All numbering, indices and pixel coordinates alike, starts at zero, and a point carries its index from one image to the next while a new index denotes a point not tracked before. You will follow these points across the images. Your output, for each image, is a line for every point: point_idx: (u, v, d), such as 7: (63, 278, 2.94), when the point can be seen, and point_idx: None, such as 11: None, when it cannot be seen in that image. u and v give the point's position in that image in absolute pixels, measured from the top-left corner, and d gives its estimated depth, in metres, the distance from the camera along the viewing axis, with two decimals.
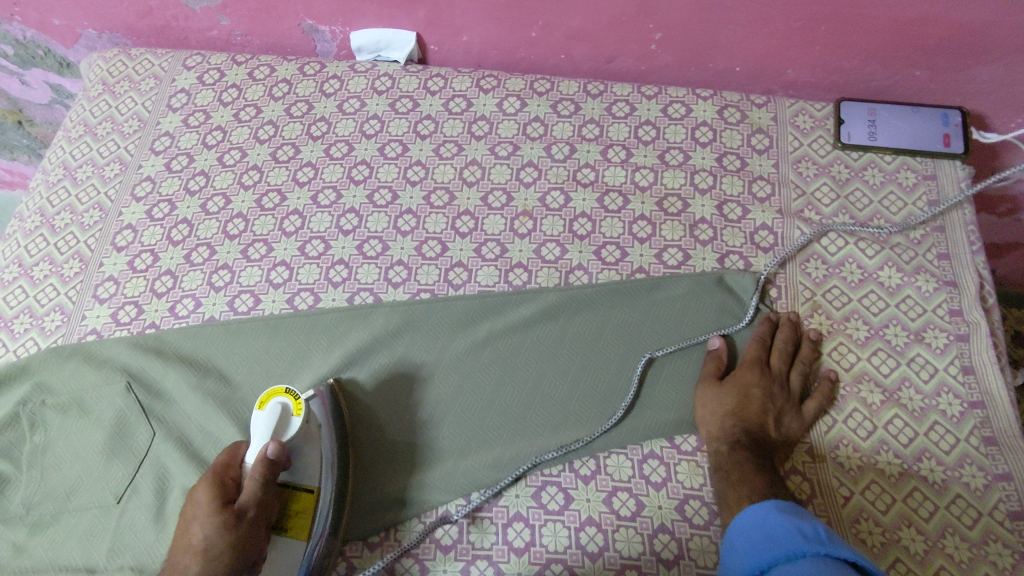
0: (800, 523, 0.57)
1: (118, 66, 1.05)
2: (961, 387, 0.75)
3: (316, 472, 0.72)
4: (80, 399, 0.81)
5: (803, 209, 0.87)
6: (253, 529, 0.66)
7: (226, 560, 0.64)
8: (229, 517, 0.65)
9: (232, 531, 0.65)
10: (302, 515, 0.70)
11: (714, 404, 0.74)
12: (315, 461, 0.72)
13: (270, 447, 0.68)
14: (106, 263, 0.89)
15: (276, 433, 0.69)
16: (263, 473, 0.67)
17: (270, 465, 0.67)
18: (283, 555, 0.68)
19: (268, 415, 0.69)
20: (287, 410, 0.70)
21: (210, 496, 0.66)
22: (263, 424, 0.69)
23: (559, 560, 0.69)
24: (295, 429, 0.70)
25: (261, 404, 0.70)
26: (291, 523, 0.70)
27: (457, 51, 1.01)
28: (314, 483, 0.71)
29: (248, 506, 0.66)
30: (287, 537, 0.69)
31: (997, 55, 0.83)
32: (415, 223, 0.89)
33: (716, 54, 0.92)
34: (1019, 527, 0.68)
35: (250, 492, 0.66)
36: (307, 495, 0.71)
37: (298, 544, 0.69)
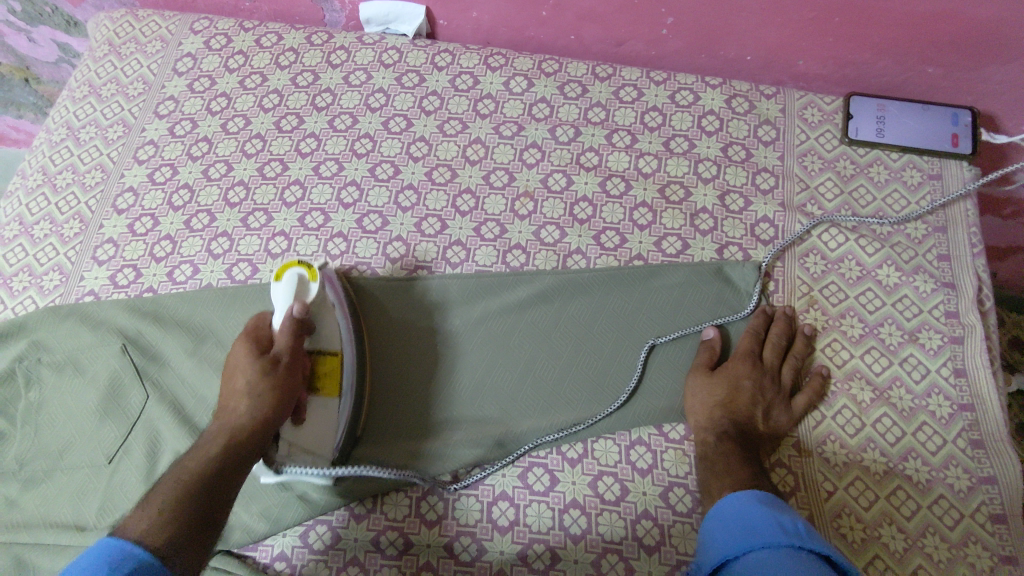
0: (779, 516, 0.57)
1: (125, 27, 1.04)
2: (952, 389, 0.75)
3: (336, 337, 0.75)
4: (76, 359, 0.81)
5: (806, 204, 0.86)
6: (291, 378, 0.70)
7: (270, 400, 0.67)
8: (268, 365, 0.69)
9: (274, 379, 0.68)
10: (331, 374, 0.73)
11: (704, 394, 0.75)
12: (334, 331, 0.75)
13: (296, 308, 0.71)
14: (106, 225, 0.90)
15: (299, 296, 0.72)
16: (293, 330, 0.70)
17: (298, 324, 0.71)
18: (321, 411, 0.72)
19: (287, 283, 0.72)
20: (304, 277, 0.72)
21: (247, 352, 0.70)
22: (283, 293, 0.72)
23: (542, 540, 0.70)
24: (315, 293, 0.73)
25: (278, 276, 0.73)
26: (321, 383, 0.73)
27: (467, 27, 1.00)
28: (336, 345, 0.74)
29: (284, 355, 0.70)
30: (320, 395, 0.72)
31: (1012, 55, 0.82)
32: (415, 199, 0.89)
33: (728, 42, 0.91)
34: (999, 530, 0.68)
35: (284, 345, 0.70)
36: (332, 356, 0.74)
37: (332, 399, 0.72)
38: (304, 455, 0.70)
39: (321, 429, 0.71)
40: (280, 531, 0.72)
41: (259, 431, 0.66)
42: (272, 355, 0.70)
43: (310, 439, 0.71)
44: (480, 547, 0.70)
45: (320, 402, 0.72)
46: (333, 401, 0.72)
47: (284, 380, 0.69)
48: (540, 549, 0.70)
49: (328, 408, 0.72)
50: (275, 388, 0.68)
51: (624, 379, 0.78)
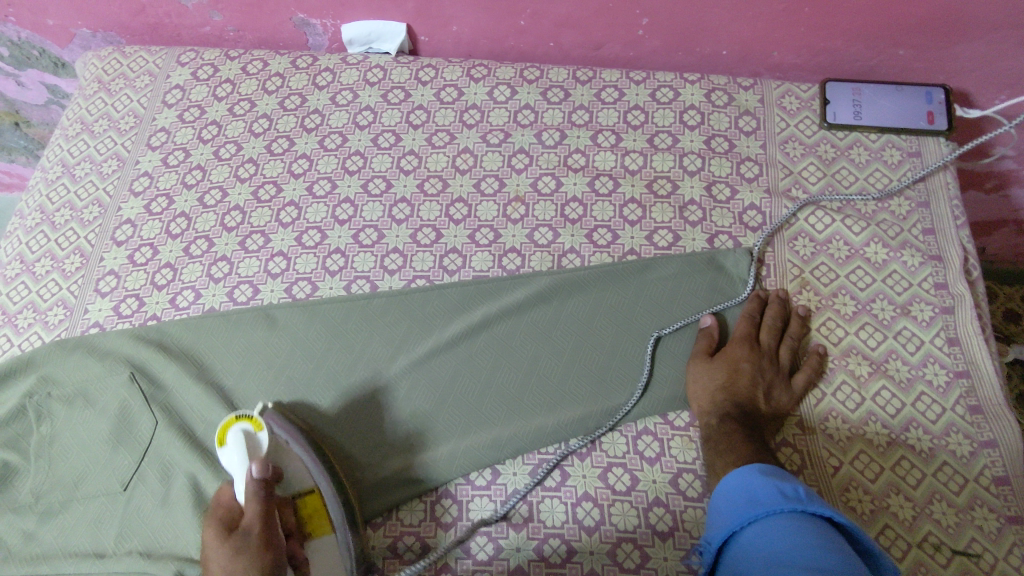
0: (780, 484, 0.58)
1: (113, 65, 1.06)
2: (947, 358, 0.77)
3: (304, 472, 0.72)
4: (85, 390, 0.82)
5: (790, 188, 0.88)
6: (272, 537, 0.64)
7: (260, 565, 0.61)
8: (242, 543, 0.63)
9: (252, 550, 0.62)
10: (315, 514, 0.71)
11: (705, 380, 0.76)
12: (300, 469, 0.72)
13: (254, 469, 0.68)
14: (107, 258, 0.91)
15: (253, 455, 0.70)
16: (257, 491, 0.66)
17: (262, 481, 0.67)
18: (319, 556, 0.70)
19: (234, 447, 0.70)
20: (249, 431, 0.71)
21: (216, 534, 0.64)
22: (235, 457, 0.69)
23: (556, 535, 0.71)
24: (266, 444, 0.71)
25: (220, 441, 0.70)
26: (309, 527, 0.71)
27: (448, 41, 1.02)
28: (307, 483, 0.72)
29: (256, 523, 0.64)
30: (314, 540, 0.70)
31: (978, 33, 0.85)
32: (409, 211, 0.91)
33: (703, 38, 0.94)
34: (1004, 491, 0.69)
35: (255, 513, 0.65)
36: (310, 497, 0.71)
37: (329, 538, 0.70)
38: None
39: (329, 571, 0.69)
40: None
41: None
42: (243, 528, 0.64)
43: None
44: (496, 546, 0.71)
45: (317, 545, 0.70)
46: (328, 538, 0.70)
47: (269, 542, 0.64)
48: (556, 544, 0.71)
49: (326, 547, 0.70)
50: (261, 555, 0.62)
51: (629, 372, 0.79)
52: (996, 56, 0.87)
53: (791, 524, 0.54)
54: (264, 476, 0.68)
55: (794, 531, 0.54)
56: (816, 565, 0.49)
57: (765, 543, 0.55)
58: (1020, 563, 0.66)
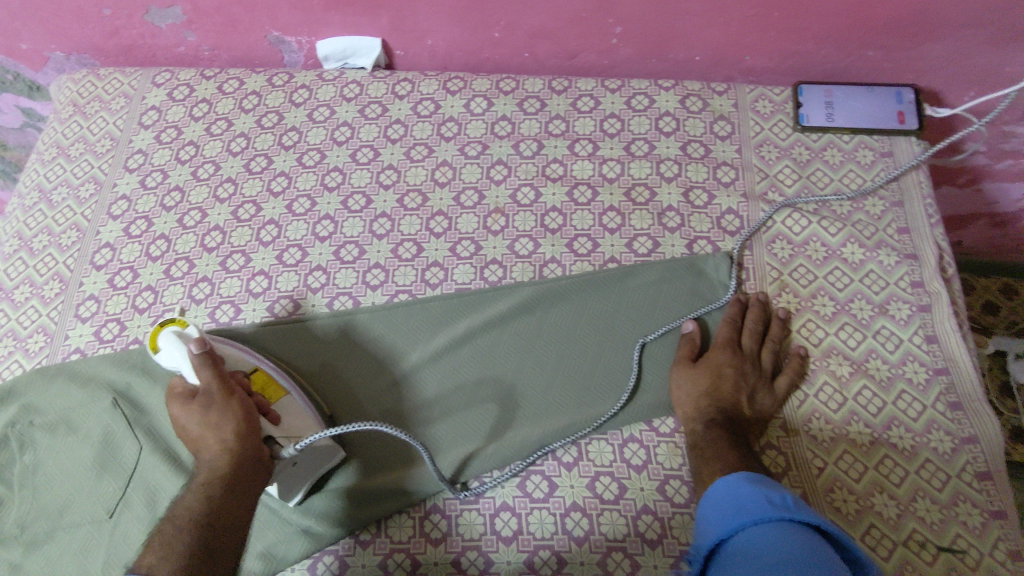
0: (767, 493, 0.59)
1: (87, 87, 1.06)
2: (925, 355, 0.78)
3: (241, 357, 0.78)
4: (68, 418, 0.82)
5: (767, 191, 0.89)
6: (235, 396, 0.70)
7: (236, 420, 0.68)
8: (209, 402, 0.69)
9: (222, 406, 0.68)
10: (266, 383, 0.76)
11: (689, 386, 0.76)
12: (236, 353, 0.78)
13: (195, 347, 0.70)
14: (86, 282, 0.90)
15: (188, 341, 0.72)
16: (204, 363, 0.70)
17: (206, 356, 0.70)
18: (286, 409, 0.75)
19: (167, 343, 0.71)
20: (178, 330, 0.72)
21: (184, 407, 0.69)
22: (171, 348, 0.71)
23: (546, 546, 0.71)
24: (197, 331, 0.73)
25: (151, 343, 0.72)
26: (263, 393, 0.76)
27: (423, 54, 1.03)
28: (246, 363, 0.78)
29: (215, 387, 0.69)
30: (273, 402, 0.76)
31: (944, 32, 0.86)
32: (390, 226, 0.91)
33: (676, 45, 0.95)
34: (985, 486, 0.70)
35: (209, 380, 0.69)
36: (255, 372, 0.77)
37: (286, 395, 0.76)
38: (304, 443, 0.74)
39: (300, 419, 0.76)
40: (287, 566, 0.72)
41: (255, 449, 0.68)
42: (205, 394, 0.69)
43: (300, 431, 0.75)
44: (486, 560, 0.71)
45: (279, 406, 0.76)
46: (286, 397, 0.76)
47: (232, 398, 0.69)
48: (546, 556, 0.71)
49: (288, 402, 0.76)
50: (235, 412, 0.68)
51: (614, 379, 0.79)
52: (963, 55, 0.89)
53: (780, 530, 0.55)
54: (206, 350, 0.71)
55: (784, 537, 0.54)
56: (806, 572, 0.50)
57: (753, 548, 0.55)
58: (1004, 557, 0.67)
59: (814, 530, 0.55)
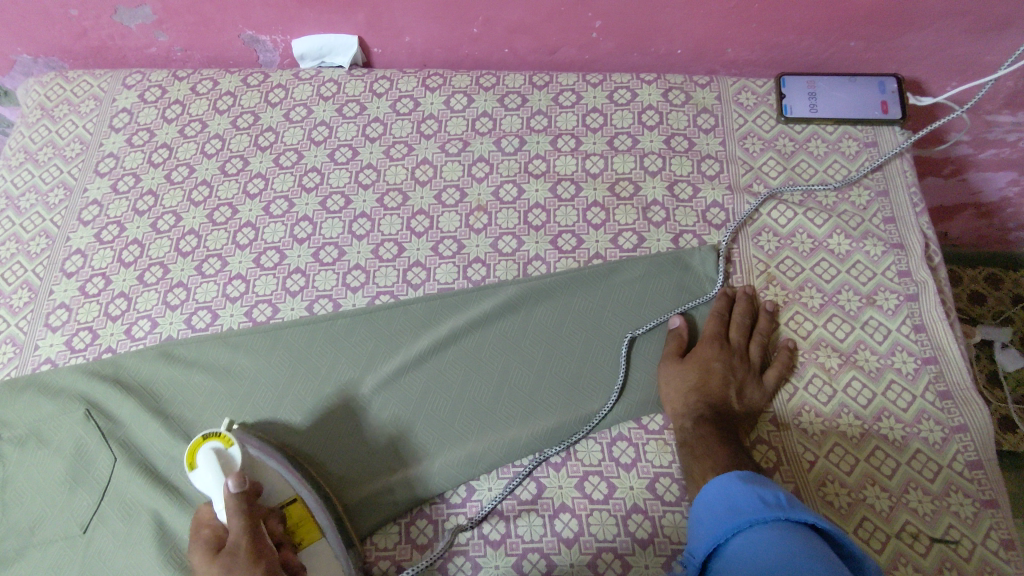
0: (761, 491, 0.58)
1: (56, 90, 1.03)
2: (914, 345, 0.77)
3: (284, 486, 0.70)
4: (39, 431, 0.79)
5: (751, 183, 0.88)
6: (264, 553, 0.62)
7: None
8: (233, 560, 0.60)
9: (245, 568, 0.59)
10: (302, 521, 0.69)
11: (677, 381, 0.75)
12: (279, 479, 0.71)
13: (231, 484, 0.64)
14: (57, 290, 0.88)
15: (225, 472, 0.67)
16: (237, 507, 0.63)
17: (240, 497, 0.64)
18: (316, 560, 0.68)
19: (205, 466, 0.67)
20: (220, 449, 0.68)
21: (201, 557, 0.61)
22: (207, 478, 0.66)
23: (535, 550, 0.70)
24: (239, 456, 0.68)
25: (190, 463, 0.67)
26: (298, 536, 0.69)
27: (401, 52, 1.01)
28: (287, 493, 0.70)
29: (243, 542, 0.61)
30: (306, 548, 0.68)
31: (924, 22, 0.85)
32: (370, 226, 0.89)
33: (657, 38, 0.93)
34: (977, 476, 0.70)
35: (240, 528, 0.62)
36: (293, 504, 0.70)
37: (320, 543, 0.68)
38: None
39: (327, 575, 0.67)
40: None
41: None
42: (230, 548, 0.61)
43: None
44: (474, 565, 0.69)
45: (309, 554, 0.68)
46: (319, 544, 0.68)
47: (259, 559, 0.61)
48: (535, 559, 0.69)
49: (320, 551, 0.68)
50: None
51: (603, 377, 0.78)
52: (943, 44, 0.88)
53: (775, 533, 0.53)
54: (242, 490, 0.65)
55: (778, 539, 0.52)
56: None
57: (750, 553, 0.54)
58: (998, 547, 0.66)
59: (810, 528, 0.53)
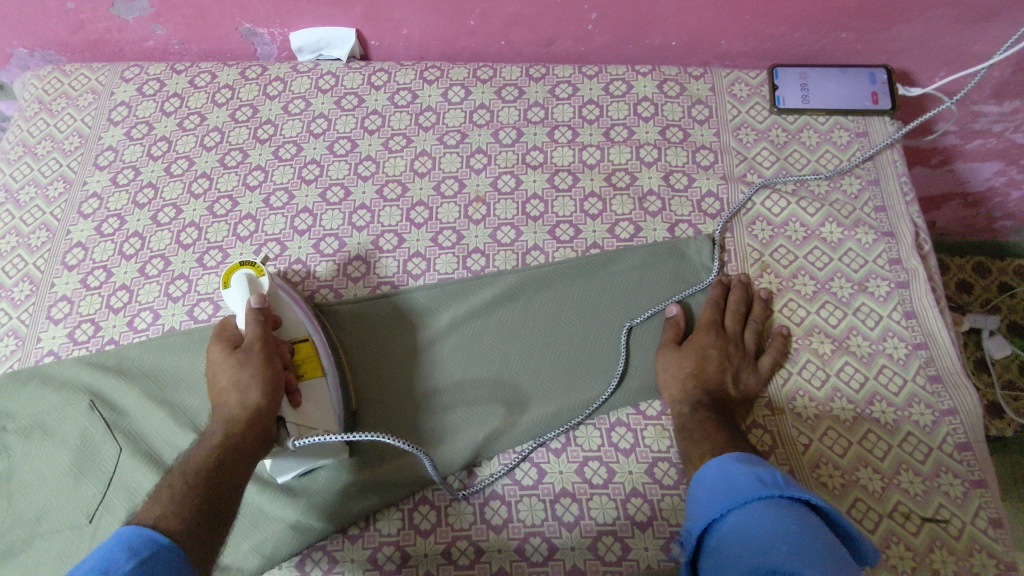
0: (757, 471, 0.59)
1: (53, 83, 1.03)
2: (905, 331, 0.79)
3: (301, 325, 0.78)
4: (43, 422, 0.80)
5: (745, 173, 0.90)
6: (270, 359, 0.71)
7: (257, 385, 0.69)
8: (245, 355, 0.70)
9: (257, 365, 0.69)
10: (308, 359, 0.76)
11: (674, 368, 0.77)
12: (298, 319, 0.78)
13: (254, 300, 0.74)
14: (58, 283, 0.88)
15: (253, 291, 0.76)
16: (255, 317, 0.73)
17: (258, 312, 0.74)
18: (313, 392, 0.75)
19: (238, 287, 0.76)
20: (253, 275, 0.77)
21: (220, 352, 0.72)
22: (236, 293, 0.76)
23: (537, 533, 0.71)
24: (268, 284, 0.77)
25: (226, 282, 0.77)
26: (302, 367, 0.76)
27: (399, 44, 1.01)
28: (303, 330, 0.78)
29: (256, 343, 0.71)
30: (308, 379, 0.75)
31: (915, 13, 0.87)
32: (369, 217, 0.90)
33: (652, 30, 0.94)
34: (966, 457, 0.72)
35: (254, 334, 0.72)
36: (303, 342, 0.77)
37: (319, 379, 0.75)
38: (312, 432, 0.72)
39: (320, 407, 0.74)
40: (275, 564, 0.71)
41: (261, 418, 0.67)
42: (244, 348, 0.71)
43: (313, 419, 0.73)
44: (477, 549, 0.71)
45: (309, 385, 0.75)
46: (319, 379, 0.75)
47: (268, 363, 0.70)
48: (537, 543, 0.71)
49: (319, 388, 0.75)
50: (261, 377, 0.69)
51: (601, 364, 0.79)
52: (933, 35, 0.90)
53: (771, 508, 0.55)
54: (261, 307, 0.74)
55: (773, 515, 0.54)
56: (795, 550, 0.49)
57: (744, 527, 0.55)
58: (985, 525, 0.68)
59: (804, 505, 0.55)
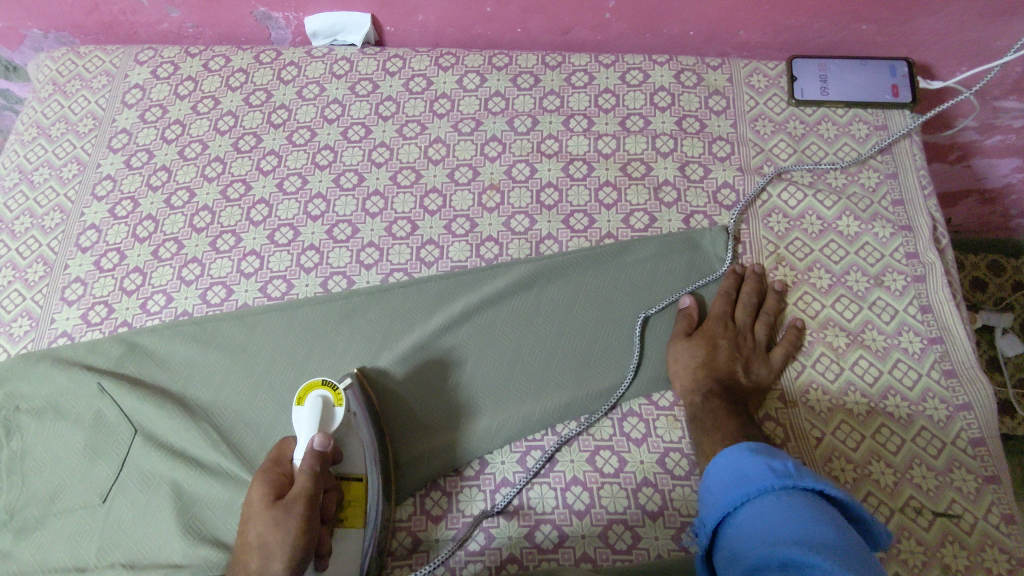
0: (770, 460, 0.59)
1: (67, 65, 1.03)
2: (921, 325, 0.78)
3: (361, 460, 0.70)
4: (56, 402, 0.80)
5: (762, 165, 0.89)
6: (311, 524, 0.61)
7: (282, 557, 0.59)
8: (286, 514, 0.60)
9: (291, 531, 0.60)
10: (356, 504, 0.69)
11: (686, 358, 0.77)
12: (359, 453, 0.70)
13: (318, 441, 0.65)
14: (72, 265, 0.88)
15: (322, 425, 0.67)
16: (313, 465, 0.63)
17: (319, 457, 0.65)
18: (344, 548, 0.67)
19: (310, 410, 0.67)
20: (328, 402, 0.69)
21: (262, 497, 0.61)
22: (306, 420, 0.67)
23: (547, 521, 0.71)
24: (339, 419, 0.69)
25: (300, 399, 0.69)
26: (344, 514, 0.68)
27: (414, 30, 1.01)
28: (360, 470, 0.70)
29: (302, 501, 0.61)
30: (343, 528, 0.68)
31: (937, 6, 0.86)
32: (383, 204, 0.89)
33: (670, 19, 0.94)
34: (980, 452, 0.71)
35: (304, 489, 0.62)
36: (357, 485, 0.69)
37: (356, 533, 0.68)
38: None
39: (345, 566, 0.66)
40: None
41: None
42: (288, 501, 0.61)
43: None
44: (488, 535, 0.71)
45: (342, 538, 0.67)
46: (356, 532, 0.68)
47: (306, 531, 0.61)
48: (547, 530, 0.71)
49: (351, 541, 0.67)
50: (289, 549, 0.59)
51: (614, 355, 0.79)
52: (954, 29, 0.89)
53: (787, 501, 0.54)
54: (324, 451, 0.65)
55: (788, 508, 0.54)
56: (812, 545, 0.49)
57: (761, 519, 0.55)
58: (998, 521, 0.68)
59: (819, 496, 0.55)
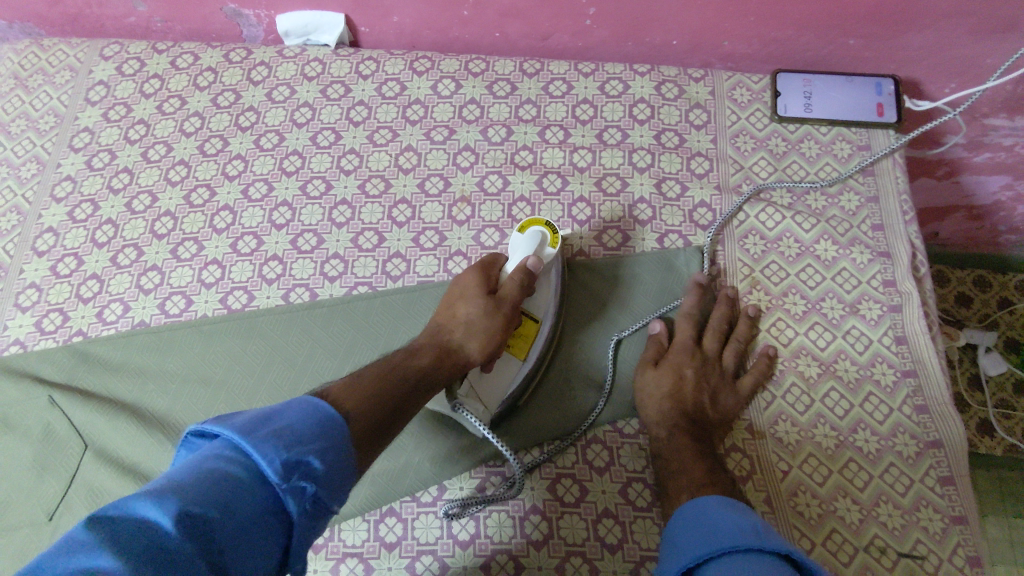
0: (738, 518, 0.57)
1: (30, 58, 0.99)
2: (894, 357, 0.76)
3: (544, 303, 0.77)
4: (4, 414, 0.78)
5: (741, 184, 0.86)
6: (506, 323, 0.71)
7: (479, 339, 0.69)
8: (496, 307, 0.71)
9: (489, 322, 0.70)
10: (525, 339, 0.75)
11: (653, 387, 0.74)
12: (546, 298, 0.77)
13: (531, 261, 0.73)
14: (28, 269, 0.86)
15: (535, 252, 0.75)
16: (521, 277, 0.72)
17: (527, 273, 0.73)
18: (505, 366, 0.74)
19: (527, 238, 0.75)
20: (545, 237, 0.75)
21: (478, 283, 0.72)
22: (523, 244, 0.75)
23: (504, 551, 0.70)
24: (551, 256, 0.75)
25: (521, 229, 0.76)
26: (514, 340, 0.75)
27: (389, 32, 0.97)
28: (538, 311, 0.76)
29: (507, 301, 0.71)
30: (508, 353, 0.74)
31: (926, 22, 0.82)
32: (350, 214, 0.87)
33: (652, 28, 0.90)
34: (948, 491, 0.70)
35: (510, 292, 0.72)
36: (531, 323, 0.75)
37: (515, 363, 0.74)
38: (477, 402, 0.72)
39: (495, 386, 0.73)
40: None
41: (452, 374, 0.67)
42: (499, 295, 0.72)
43: (488, 389, 0.73)
44: (442, 565, 0.69)
45: (507, 357, 0.74)
46: (516, 362, 0.74)
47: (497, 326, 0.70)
48: (503, 560, 0.69)
49: (510, 369, 0.74)
50: (489, 330, 0.70)
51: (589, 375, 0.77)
52: (944, 46, 0.85)
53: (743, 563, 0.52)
54: (531, 272, 0.73)
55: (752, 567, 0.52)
56: None
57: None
58: (963, 563, 0.66)
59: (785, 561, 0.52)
